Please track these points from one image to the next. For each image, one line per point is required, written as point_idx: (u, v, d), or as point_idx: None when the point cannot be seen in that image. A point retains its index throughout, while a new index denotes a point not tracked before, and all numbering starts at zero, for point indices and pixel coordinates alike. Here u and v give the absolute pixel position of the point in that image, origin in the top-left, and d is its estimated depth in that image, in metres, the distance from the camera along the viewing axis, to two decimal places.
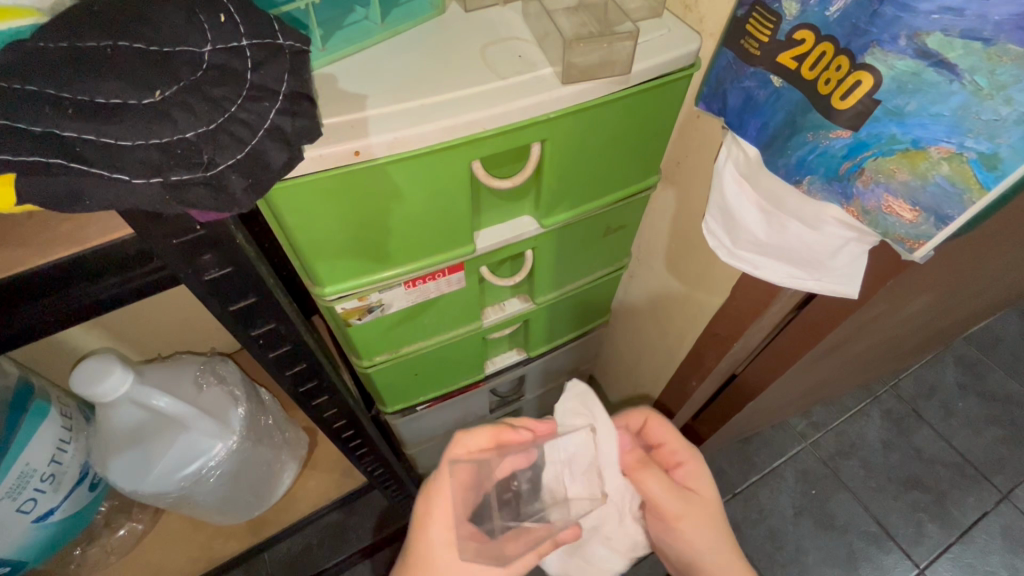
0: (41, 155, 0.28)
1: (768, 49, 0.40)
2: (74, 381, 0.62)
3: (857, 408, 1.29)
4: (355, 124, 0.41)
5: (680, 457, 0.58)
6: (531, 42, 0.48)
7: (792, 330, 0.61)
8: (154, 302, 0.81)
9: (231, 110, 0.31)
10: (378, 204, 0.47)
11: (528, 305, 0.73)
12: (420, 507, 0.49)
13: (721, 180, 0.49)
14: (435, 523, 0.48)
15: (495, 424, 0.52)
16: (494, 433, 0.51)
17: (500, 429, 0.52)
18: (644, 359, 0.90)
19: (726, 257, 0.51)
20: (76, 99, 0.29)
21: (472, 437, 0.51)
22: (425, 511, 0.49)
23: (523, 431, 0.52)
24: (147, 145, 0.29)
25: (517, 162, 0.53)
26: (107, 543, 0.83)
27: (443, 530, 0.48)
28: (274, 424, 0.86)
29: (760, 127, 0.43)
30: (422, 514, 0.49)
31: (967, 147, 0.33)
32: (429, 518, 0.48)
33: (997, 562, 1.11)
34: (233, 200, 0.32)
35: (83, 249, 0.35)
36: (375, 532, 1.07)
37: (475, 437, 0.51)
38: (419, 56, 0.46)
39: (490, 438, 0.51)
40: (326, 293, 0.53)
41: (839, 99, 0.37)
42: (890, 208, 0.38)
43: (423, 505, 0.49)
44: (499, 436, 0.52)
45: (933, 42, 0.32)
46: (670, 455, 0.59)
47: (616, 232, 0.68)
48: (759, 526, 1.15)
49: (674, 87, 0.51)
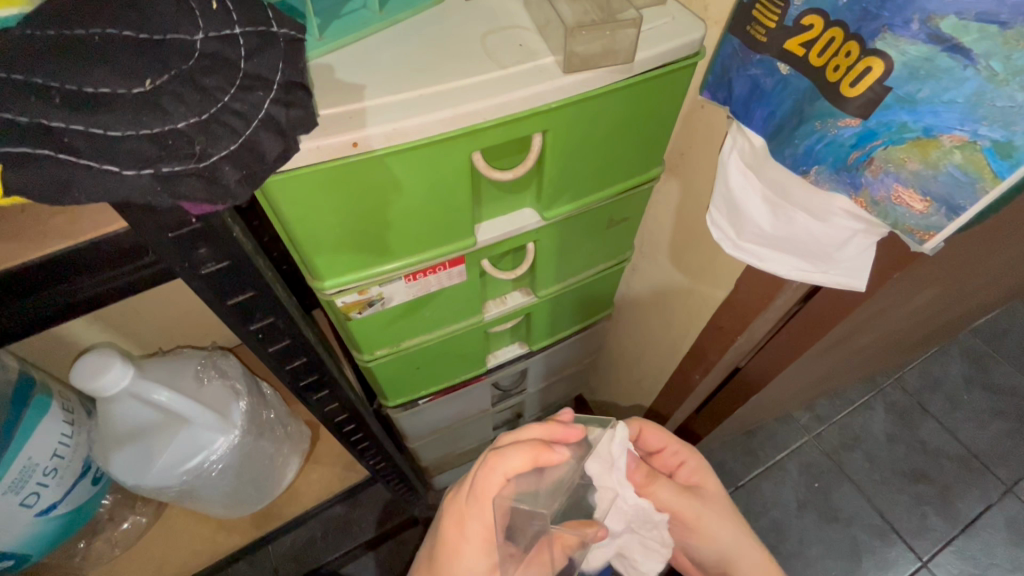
0: (29, 147, 0.27)
1: (775, 35, 0.39)
2: (75, 374, 0.62)
3: (861, 401, 1.28)
4: (353, 115, 0.40)
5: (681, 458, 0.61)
6: (533, 31, 0.47)
7: (794, 323, 0.61)
8: (154, 296, 0.81)
9: (224, 99, 0.30)
10: (379, 195, 0.46)
11: (531, 298, 0.72)
12: (451, 532, 0.50)
13: (726, 171, 0.48)
14: (470, 547, 0.49)
15: (534, 446, 0.47)
16: (533, 456, 0.47)
17: (540, 449, 0.47)
18: (646, 352, 0.90)
19: (732, 249, 0.50)
20: (64, 88, 0.28)
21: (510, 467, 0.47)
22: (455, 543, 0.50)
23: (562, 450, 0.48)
24: (137, 136, 0.29)
25: (519, 153, 0.52)
26: (110, 536, 0.82)
27: (476, 555, 0.49)
28: (275, 418, 0.86)
29: (766, 116, 0.43)
30: (453, 541, 0.50)
31: (981, 135, 0.32)
32: (462, 544, 0.49)
33: (1001, 555, 1.10)
34: (227, 192, 0.31)
35: (76, 243, 0.34)
36: (379, 525, 1.08)
37: (514, 461, 0.47)
38: (418, 45, 0.45)
39: (528, 460, 0.47)
40: (326, 287, 0.53)
41: (848, 86, 0.36)
42: (900, 198, 0.37)
43: (455, 530, 0.50)
44: (538, 458, 0.47)
45: (947, 26, 0.31)
46: (668, 458, 0.62)
47: (619, 224, 0.67)
48: (762, 518, 1.15)
49: (679, 76, 0.50)
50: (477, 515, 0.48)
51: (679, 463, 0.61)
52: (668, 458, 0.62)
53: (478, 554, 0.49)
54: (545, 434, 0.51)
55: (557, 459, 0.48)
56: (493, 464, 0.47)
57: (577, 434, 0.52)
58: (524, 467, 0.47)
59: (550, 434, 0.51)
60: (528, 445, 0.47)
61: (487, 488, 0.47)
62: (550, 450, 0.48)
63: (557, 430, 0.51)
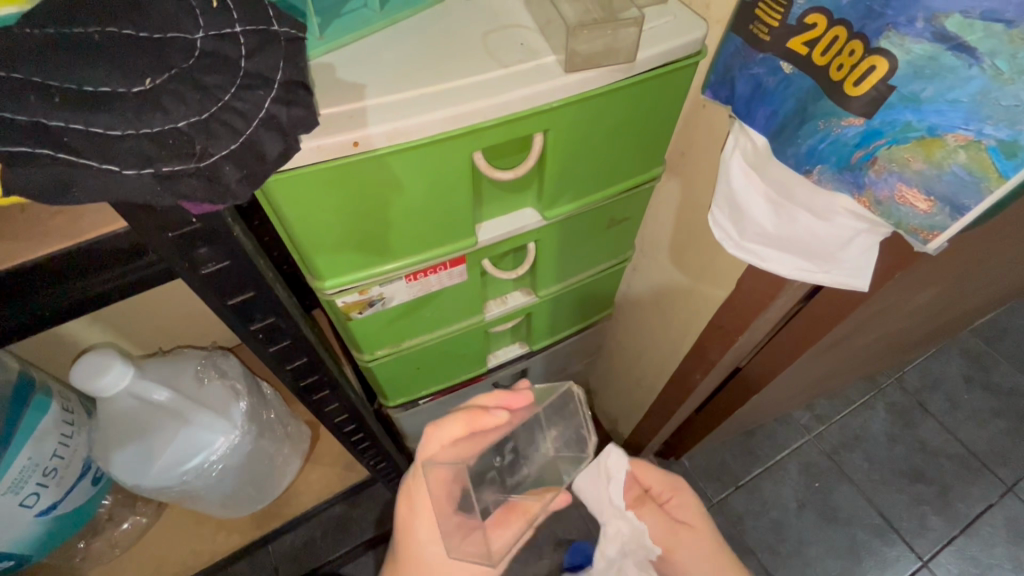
0: (29, 145, 0.27)
1: (778, 34, 0.39)
2: (75, 375, 0.62)
3: (861, 401, 1.28)
4: (354, 114, 0.40)
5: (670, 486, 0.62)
6: (534, 30, 0.46)
7: (794, 323, 0.61)
8: (154, 295, 0.81)
9: (224, 98, 0.30)
10: (380, 194, 0.46)
11: (531, 297, 0.72)
12: (403, 509, 0.53)
13: (728, 171, 0.48)
14: (420, 520, 0.52)
15: (467, 411, 0.50)
16: (465, 422, 0.49)
17: (471, 416, 0.50)
18: (646, 352, 0.90)
19: (733, 249, 0.50)
20: (64, 87, 0.28)
21: (441, 431, 0.49)
22: (409, 513, 0.52)
23: (496, 414, 0.50)
24: (137, 136, 0.29)
25: (520, 152, 0.52)
26: (110, 537, 0.82)
27: (426, 525, 0.52)
28: (275, 418, 0.86)
29: (769, 115, 0.42)
30: (406, 513, 0.53)
31: (986, 134, 0.32)
32: (413, 513, 0.52)
33: (1001, 554, 1.10)
34: (227, 192, 0.31)
35: (75, 243, 0.34)
36: (379, 525, 1.08)
37: (447, 429, 0.49)
38: (419, 44, 0.45)
39: (463, 426, 0.49)
40: (326, 287, 0.52)
41: (852, 85, 0.36)
42: (904, 198, 0.37)
43: (407, 501, 0.52)
44: (472, 424, 0.50)
45: (952, 25, 0.31)
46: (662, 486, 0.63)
47: (619, 224, 0.67)
48: (762, 518, 1.15)
49: (681, 74, 0.50)
50: (423, 485, 0.51)
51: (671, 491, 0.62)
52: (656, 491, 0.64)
53: (427, 526, 0.52)
54: (489, 401, 0.53)
55: (492, 424, 0.50)
56: (429, 429, 0.50)
57: (525, 400, 0.53)
58: (458, 433, 0.49)
59: (493, 401, 0.53)
60: (461, 413, 0.50)
61: (426, 454, 0.50)
62: (481, 416, 0.50)
63: (503, 396, 0.53)
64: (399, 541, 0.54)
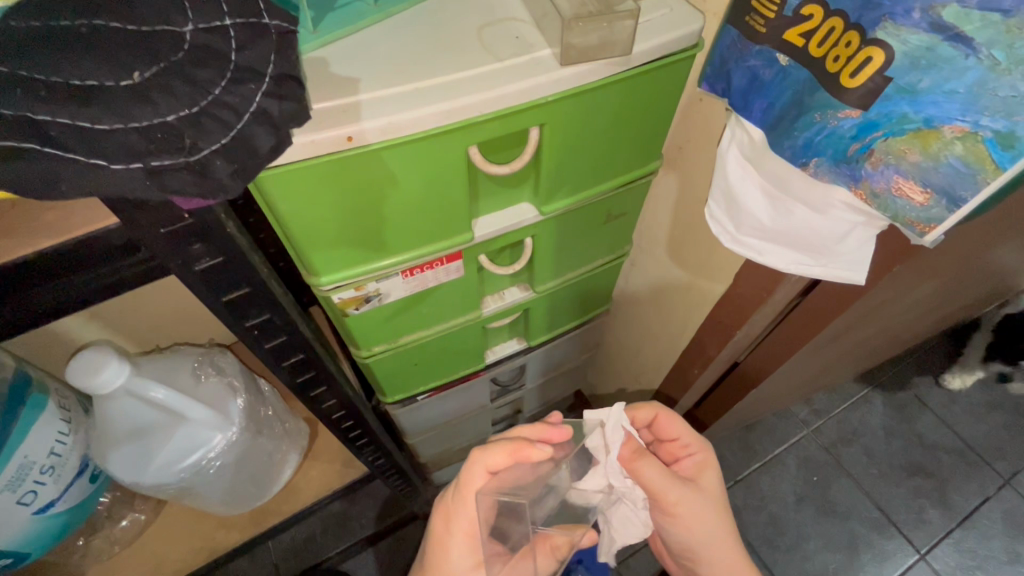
0: (15, 140, 0.27)
1: (775, 25, 0.39)
2: (71, 373, 0.61)
3: (860, 395, 1.28)
4: (346, 108, 0.40)
5: (691, 449, 0.61)
6: (529, 23, 0.46)
7: (791, 320, 0.61)
8: (150, 292, 0.80)
9: (214, 92, 0.30)
10: (375, 190, 0.46)
11: (528, 293, 0.72)
12: (440, 527, 0.54)
13: (725, 164, 0.48)
14: (456, 543, 0.52)
15: (513, 441, 0.49)
16: (512, 451, 0.49)
17: (518, 445, 0.49)
18: (644, 348, 0.90)
19: (730, 244, 0.50)
20: (49, 80, 0.27)
21: (488, 457, 0.49)
22: (445, 534, 0.53)
23: (544, 447, 0.49)
24: (126, 129, 0.28)
25: (517, 146, 0.51)
26: (109, 534, 0.83)
27: (462, 550, 0.53)
28: (274, 415, 0.86)
29: (765, 108, 0.42)
30: (442, 534, 0.54)
31: (983, 125, 0.32)
32: (450, 537, 0.53)
33: (998, 547, 1.11)
34: (217, 186, 0.31)
35: (62, 241, 0.34)
36: (378, 521, 1.08)
37: (493, 456, 0.49)
38: (413, 38, 0.44)
39: (507, 454, 0.49)
40: (322, 283, 0.52)
41: (848, 76, 0.36)
42: (900, 190, 0.36)
43: (445, 520, 0.53)
44: (517, 453, 0.49)
45: (950, 15, 0.31)
46: (679, 449, 0.62)
47: (616, 219, 0.66)
48: (760, 513, 1.15)
49: (677, 68, 0.49)
50: (464, 508, 0.52)
51: (687, 456, 0.61)
52: (677, 448, 0.62)
53: (465, 552, 0.53)
54: (532, 434, 0.53)
55: (538, 456, 0.49)
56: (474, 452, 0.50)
57: (563, 434, 0.53)
58: (502, 460, 0.49)
59: (536, 434, 0.53)
60: (509, 441, 0.49)
61: (470, 479, 0.50)
62: (527, 446, 0.49)
63: (543, 430, 0.53)
64: (432, 561, 0.55)
